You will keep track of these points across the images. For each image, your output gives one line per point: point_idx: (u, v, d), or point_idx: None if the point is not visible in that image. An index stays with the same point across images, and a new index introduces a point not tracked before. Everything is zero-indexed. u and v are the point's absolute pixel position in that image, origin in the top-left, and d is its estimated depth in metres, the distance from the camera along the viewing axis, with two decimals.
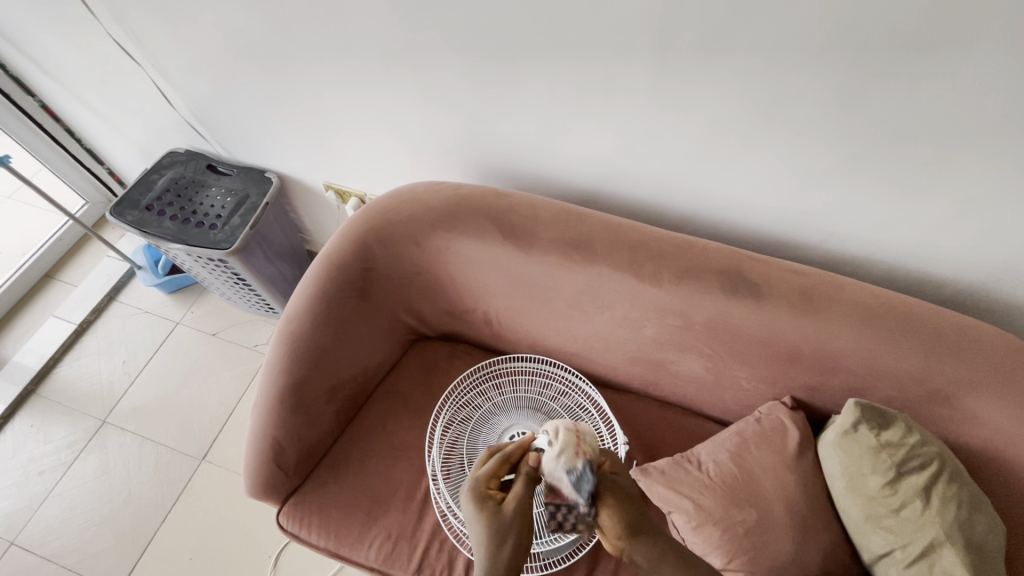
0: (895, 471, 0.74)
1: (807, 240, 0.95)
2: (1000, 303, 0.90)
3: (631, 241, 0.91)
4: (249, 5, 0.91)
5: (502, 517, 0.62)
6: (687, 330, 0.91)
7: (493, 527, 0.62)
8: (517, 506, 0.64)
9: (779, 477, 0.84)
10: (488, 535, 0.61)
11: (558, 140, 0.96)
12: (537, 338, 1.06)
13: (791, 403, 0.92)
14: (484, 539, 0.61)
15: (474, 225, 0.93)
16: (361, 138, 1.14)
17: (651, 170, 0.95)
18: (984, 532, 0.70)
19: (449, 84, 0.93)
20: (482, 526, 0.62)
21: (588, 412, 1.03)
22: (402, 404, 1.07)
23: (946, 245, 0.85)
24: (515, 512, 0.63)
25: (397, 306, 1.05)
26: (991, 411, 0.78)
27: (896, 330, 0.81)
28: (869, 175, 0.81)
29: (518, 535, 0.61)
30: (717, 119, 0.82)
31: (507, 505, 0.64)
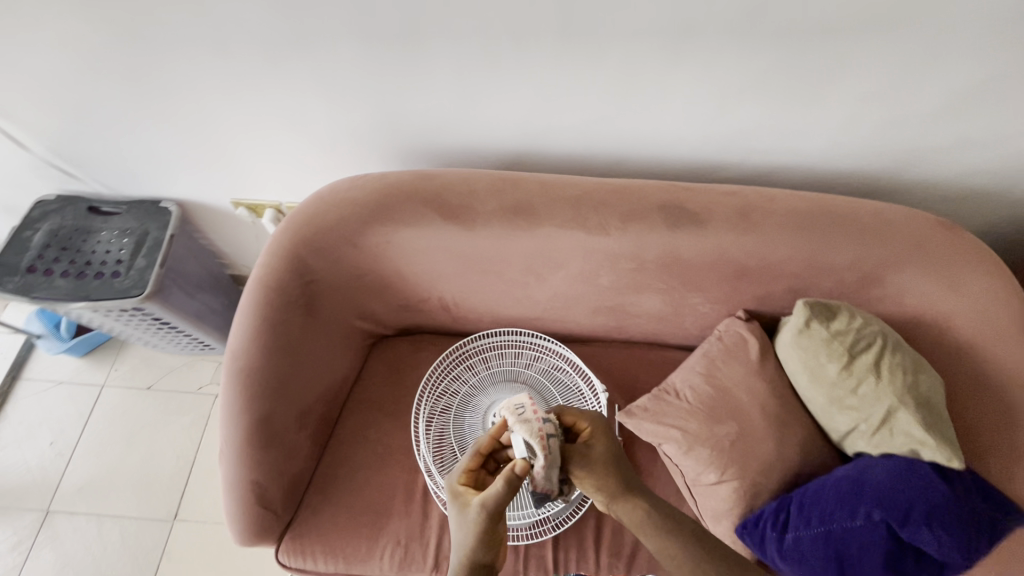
0: (847, 355, 0.80)
1: (732, 161, 0.99)
2: (905, 183, 0.98)
3: (571, 195, 0.89)
4: (96, 15, 0.80)
5: (472, 523, 0.66)
6: (641, 271, 0.94)
7: (466, 534, 0.66)
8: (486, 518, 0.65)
9: (750, 386, 0.90)
10: (464, 540, 0.65)
11: (475, 108, 0.92)
12: (499, 311, 1.05)
13: (745, 315, 0.98)
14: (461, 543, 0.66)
15: (410, 212, 0.88)
16: (263, 144, 1.04)
17: (575, 120, 0.93)
18: (930, 389, 0.78)
19: (348, 69, 0.86)
20: (460, 526, 0.67)
21: (564, 370, 1.05)
22: (378, 410, 1.03)
23: (853, 141, 0.91)
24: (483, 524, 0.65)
25: (349, 313, 0.99)
26: (910, 282, 0.88)
27: (826, 228, 0.87)
28: (778, 87, 0.84)
29: (487, 542, 0.65)
30: (631, 57, 0.81)
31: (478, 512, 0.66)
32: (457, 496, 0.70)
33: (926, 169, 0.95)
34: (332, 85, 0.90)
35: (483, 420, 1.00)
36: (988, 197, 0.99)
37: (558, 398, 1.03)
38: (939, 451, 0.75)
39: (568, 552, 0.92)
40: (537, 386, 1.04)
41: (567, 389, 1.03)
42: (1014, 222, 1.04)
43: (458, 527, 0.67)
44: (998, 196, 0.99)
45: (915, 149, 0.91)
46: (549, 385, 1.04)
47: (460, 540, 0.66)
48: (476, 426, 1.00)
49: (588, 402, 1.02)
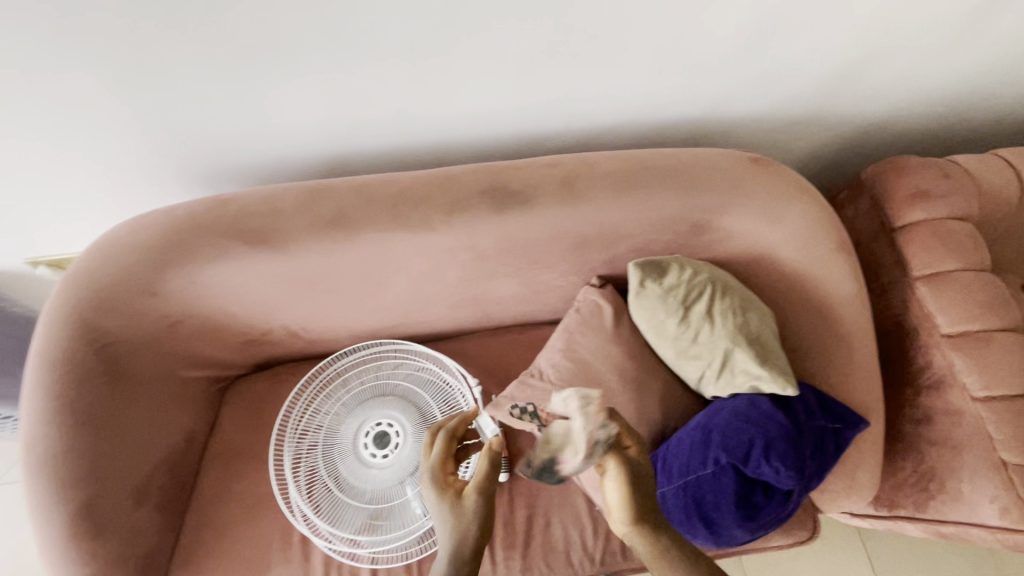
0: (682, 307, 0.81)
1: (557, 130, 0.96)
2: (726, 125, 0.99)
3: (387, 195, 0.83)
4: None
5: (468, 510, 0.58)
6: (482, 258, 0.90)
7: (455, 523, 0.58)
8: (473, 500, 0.59)
9: (608, 354, 0.90)
10: (454, 530, 0.57)
11: (262, 112, 0.83)
12: (353, 326, 0.99)
13: (598, 282, 0.97)
14: (443, 536, 0.57)
15: (207, 246, 0.79)
16: (33, 192, 0.90)
17: (378, 112, 0.86)
18: (759, 325, 0.80)
19: (91, 92, 0.76)
20: (448, 518, 0.59)
21: (429, 370, 1.00)
22: (241, 458, 0.95)
23: (663, 92, 0.90)
24: (476, 508, 0.59)
25: (176, 366, 0.89)
26: (737, 223, 0.89)
27: (650, 184, 0.87)
28: (569, 51, 0.81)
29: (485, 529, 0.58)
30: (404, 38, 0.75)
31: (466, 497, 0.60)
32: (440, 488, 0.61)
33: (738, 108, 0.96)
34: (84, 114, 0.78)
35: (354, 444, 0.94)
36: (803, 125, 1.02)
37: (431, 401, 0.98)
38: (775, 382, 0.77)
39: None
40: (407, 395, 0.99)
41: (434, 387, 0.99)
42: (833, 145, 1.08)
43: (442, 517, 0.59)
44: (811, 124, 1.02)
45: (722, 91, 0.92)
46: (420, 390, 0.99)
47: (447, 533, 0.58)
48: (346, 454, 0.94)
49: (462, 398, 0.97)
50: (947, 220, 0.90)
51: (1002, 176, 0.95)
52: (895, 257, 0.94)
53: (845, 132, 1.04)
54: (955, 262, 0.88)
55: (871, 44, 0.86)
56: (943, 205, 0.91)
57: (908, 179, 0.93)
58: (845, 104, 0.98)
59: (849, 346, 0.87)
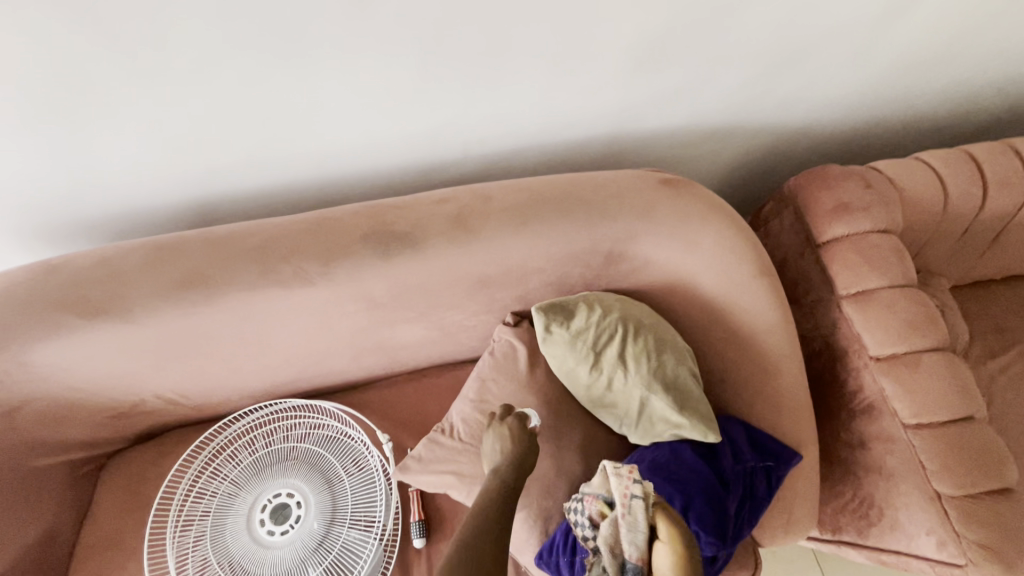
0: (593, 353, 0.74)
1: (454, 158, 0.87)
2: (639, 143, 0.93)
3: (253, 246, 0.73)
4: None
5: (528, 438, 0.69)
6: (375, 307, 0.80)
7: (519, 442, 0.68)
8: (530, 432, 0.70)
9: (523, 402, 0.82)
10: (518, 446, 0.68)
11: (97, 159, 0.72)
12: (242, 387, 0.88)
13: (513, 319, 0.89)
14: (501, 452, 0.68)
15: (37, 321, 0.68)
16: None
17: (238, 151, 0.76)
18: (676, 366, 0.74)
19: None
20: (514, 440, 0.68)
21: (325, 426, 0.92)
22: (118, 548, 0.84)
23: (563, 114, 0.83)
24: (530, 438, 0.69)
25: (24, 452, 0.77)
26: (652, 251, 0.82)
27: (552, 216, 0.79)
28: (446, 77, 0.72)
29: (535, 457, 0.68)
30: (246, 72, 0.65)
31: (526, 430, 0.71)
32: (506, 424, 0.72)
33: (649, 124, 0.89)
34: None
35: (250, 521, 0.84)
36: (721, 138, 0.96)
37: (335, 462, 0.88)
38: (694, 431, 0.71)
39: None
40: (309, 457, 0.89)
41: (333, 444, 0.90)
42: (756, 155, 1.03)
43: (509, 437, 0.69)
44: (729, 135, 0.96)
45: (628, 108, 0.84)
46: (318, 450, 0.90)
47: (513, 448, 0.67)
48: (241, 532, 0.83)
49: (369, 455, 0.89)
50: (869, 234, 0.86)
51: (925, 183, 0.91)
52: (821, 273, 0.89)
53: (764, 142, 0.99)
54: (878, 279, 0.83)
55: (777, 52, 0.80)
56: (866, 219, 0.86)
57: (826, 191, 0.89)
58: (760, 116, 0.92)
59: (776, 374, 0.82)
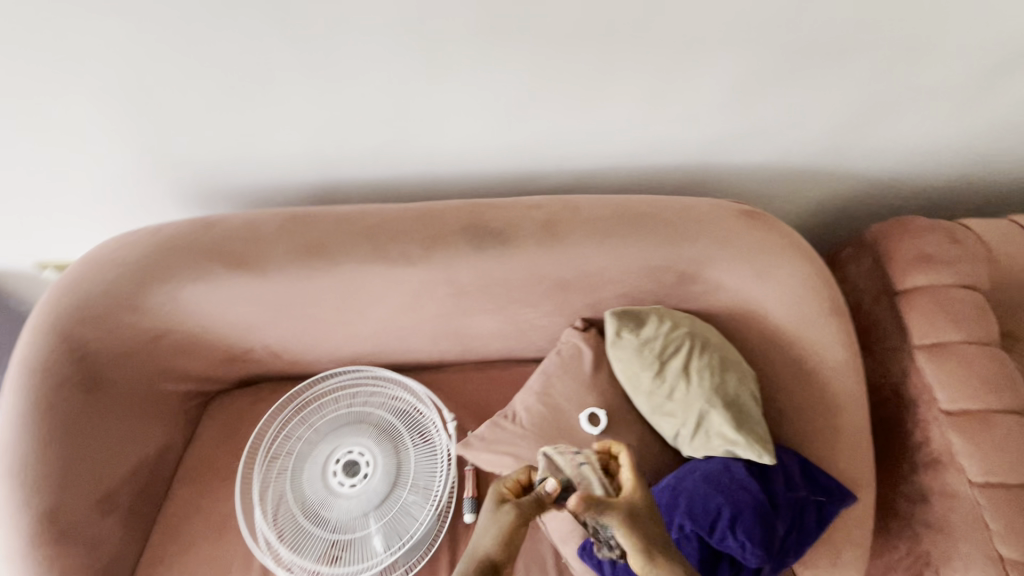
0: (658, 362, 0.78)
1: (547, 169, 0.95)
2: (722, 174, 0.97)
3: (368, 226, 0.84)
4: None
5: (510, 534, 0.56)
6: (461, 294, 0.89)
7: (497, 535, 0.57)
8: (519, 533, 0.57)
9: (583, 401, 0.88)
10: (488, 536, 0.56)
11: (253, 139, 0.86)
12: (332, 350, 0.98)
13: (581, 324, 0.95)
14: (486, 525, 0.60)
15: (190, 265, 0.81)
16: (39, 201, 0.94)
17: (366, 142, 0.87)
18: (738, 385, 0.77)
19: (93, 112, 0.79)
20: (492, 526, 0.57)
21: (403, 400, 1.00)
22: (211, 475, 0.96)
23: (652, 140, 0.90)
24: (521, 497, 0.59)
25: (154, 378, 0.90)
26: (725, 276, 0.86)
27: (633, 232, 0.85)
28: (556, 93, 0.80)
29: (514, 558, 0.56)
30: (390, 76, 0.77)
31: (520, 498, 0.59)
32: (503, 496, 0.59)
33: (733, 158, 0.94)
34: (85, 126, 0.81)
35: (325, 469, 0.95)
36: (806, 177, 0.98)
37: (404, 432, 0.97)
38: (750, 449, 0.74)
39: None
40: (382, 424, 0.98)
41: (408, 418, 0.98)
42: (838, 199, 1.05)
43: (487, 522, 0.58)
44: (815, 175, 0.98)
45: (717, 140, 0.90)
46: (393, 420, 0.98)
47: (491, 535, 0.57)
48: (316, 480, 0.94)
49: (436, 431, 0.96)
50: (950, 287, 0.86)
51: (1016, 245, 0.90)
52: (895, 321, 0.88)
53: (846, 187, 1.01)
54: (956, 333, 0.83)
55: (869, 102, 0.83)
56: (947, 271, 0.86)
57: (911, 240, 0.89)
58: (845, 161, 0.95)
59: (836, 412, 0.83)
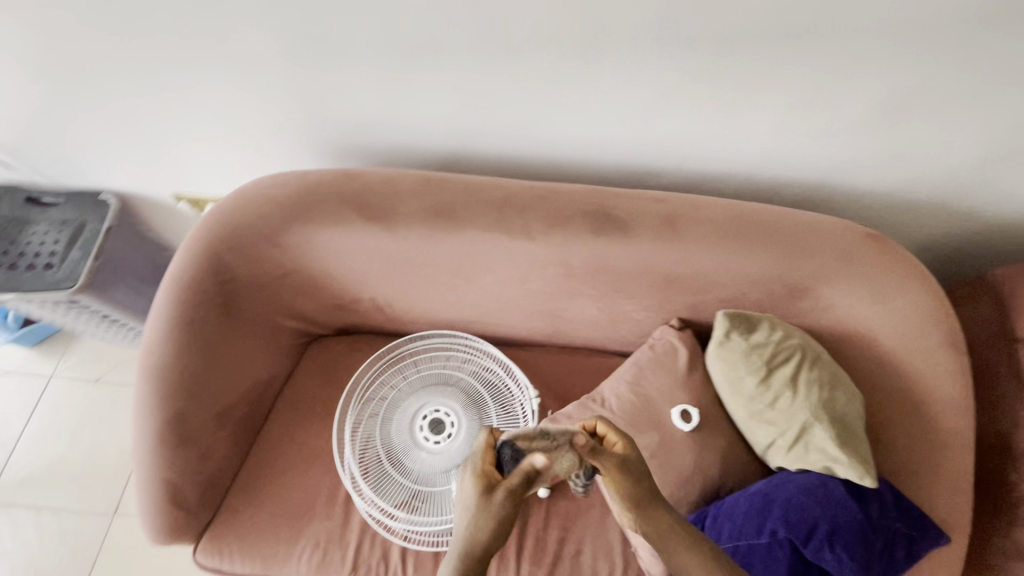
0: (765, 368, 0.79)
1: (667, 168, 0.97)
2: (843, 194, 0.96)
3: (495, 198, 0.88)
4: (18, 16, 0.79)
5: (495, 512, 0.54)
6: (569, 276, 0.91)
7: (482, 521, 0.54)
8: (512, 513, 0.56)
9: (675, 397, 0.89)
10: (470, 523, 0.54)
11: (400, 107, 0.89)
12: (432, 312, 1.03)
13: (678, 323, 0.96)
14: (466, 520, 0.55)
15: (330, 212, 0.87)
16: (194, 138, 1.01)
17: (503, 122, 0.90)
18: (846, 404, 0.76)
19: (263, 65, 0.84)
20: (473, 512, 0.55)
21: (495, 372, 1.02)
22: (306, 411, 1.02)
23: (781, 150, 0.90)
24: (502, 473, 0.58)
25: (275, 312, 0.96)
26: (839, 295, 0.86)
27: (753, 239, 0.86)
28: (704, 94, 0.81)
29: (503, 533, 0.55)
30: (546, 62, 0.79)
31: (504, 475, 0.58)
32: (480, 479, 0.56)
33: (860, 179, 0.93)
34: (252, 78, 0.86)
35: (412, 423, 0.99)
36: (930, 210, 0.96)
37: (489, 402, 1.00)
38: (852, 469, 0.73)
39: None
40: (469, 391, 1.01)
41: (496, 390, 1.01)
42: (958, 236, 1.02)
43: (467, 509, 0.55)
44: (941, 208, 0.96)
45: (849, 159, 0.89)
46: (481, 389, 1.01)
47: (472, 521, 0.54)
48: (403, 431, 0.98)
49: (519, 407, 0.99)
50: None
51: None
52: (1011, 367, 0.86)
53: (971, 224, 0.98)
54: None
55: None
56: None
57: None
58: (978, 197, 0.92)
59: (940, 450, 0.81)
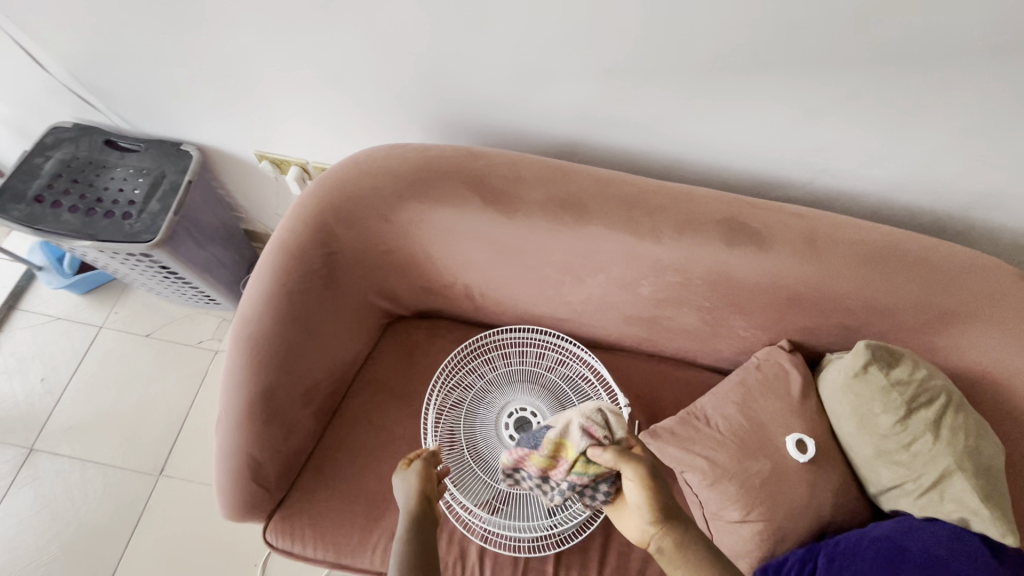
0: (906, 408, 0.74)
1: (797, 181, 0.91)
2: (982, 229, 0.90)
3: (624, 196, 0.82)
4: None
5: (415, 472, 0.74)
6: (687, 285, 0.86)
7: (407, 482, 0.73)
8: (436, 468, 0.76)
9: (788, 425, 0.83)
10: (406, 488, 0.72)
11: (533, 87, 0.83)
12: (525, 307, 0.97)
13: (788, 346, 0.90)
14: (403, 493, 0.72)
15: (449, 192, 0.82)
16: (295, 96, 0.95)
17: (638, 115, 0.84)
18: (990, 455, 0.72)
19: (398, 27, 0.77)
20: (401, 485, 0.73)
21: (589, 380, 0.97)
22: (384, 396, 0.97)
23: (934, 177, 0.83)
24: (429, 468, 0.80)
25: (369, 291, 0.92)
26: (977, 337, 0.81)
27: (895, 268, 0.80)
28: (874, 107, 0.75)
29: (429, 484, 0.73)
30: (712, 55, 0.72)
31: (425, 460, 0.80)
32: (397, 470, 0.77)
33: (1007, 216, 0.87)
34: (381, 39, 0.80)
35: (497, 418, 0.94)
36: None
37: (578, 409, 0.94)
38: (994, 525, 0.69)
39: (569, 571, 0.88)
40: (557, 390, 0.96)
41: (588, 400, 0.95)
42: None
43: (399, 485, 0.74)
44: None
45: (1005, 194, 0.83)
46: (571, 395, 0.95)
47: (407, 491, 0.72)
48: (488, 425, 0.93)
49: None
50: None
51: None
52: None
53: None
54: None
55: None
56: None
57: None
58: None
59: None
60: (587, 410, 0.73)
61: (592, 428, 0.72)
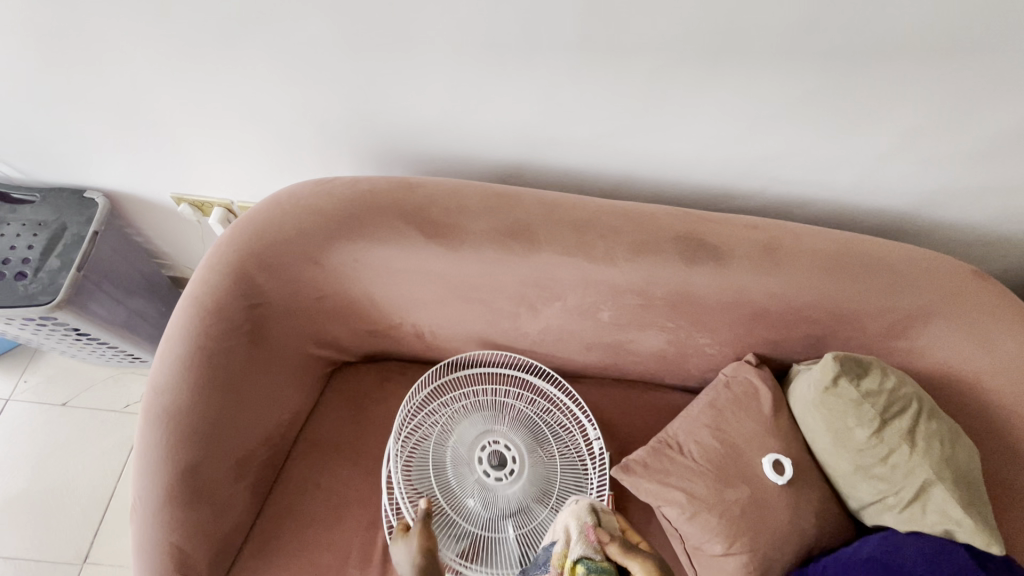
0: (879, 419, 0.71)
1: (749, 191, 0.89)
2: (929, 225, 0.91)
3: (575, 219, 0.77)
4: None
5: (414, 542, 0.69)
6: (648, 307, 0.81)
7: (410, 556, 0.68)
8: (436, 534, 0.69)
9: (764, 444, 0.79)
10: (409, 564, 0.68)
11: (470, 109, 0.77)
12: (481, 342, 0.91)
13: (754, 360, 0.87)
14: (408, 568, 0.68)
15: (386, 227, 0.75)
16: (210, 132, 0.87)
17: (581, 133, 0.80)
18: (966, 461, 0.70)
19: (316, 53, 0.71)
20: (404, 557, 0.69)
21: (569, 431, 0.89)
22: (333, 453, 0.88)
23: (880, 178, 0.83)
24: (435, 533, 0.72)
25: (305, 340, 0.84)
26: (939, 337, 0.79)
27: (852, 274, 0.78)
28: (819, 111, 0.74)
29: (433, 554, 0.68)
30: (652, 70, 0.70)
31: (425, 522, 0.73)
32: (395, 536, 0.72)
33: (951, 212, 0.87)
34: (299, 68, 0.73)
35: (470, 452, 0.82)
36: (1017, 243, 0.91)
37: (557, 458, 0.86)
38: (977, 535, 0.66)
39: None
40: (534, 424, 0.88)
41: (564, 448, 0.87)
42: None
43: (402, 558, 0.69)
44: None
45: (948, 190, 0.83)
46: (551, 442, 0.87)
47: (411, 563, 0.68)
48: (462, 459, 0.83)
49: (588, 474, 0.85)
50: None
51: None
52: None
53: None
54: None
55: None
56: None
57: None
58: None
59: None
60: (580, 509, 0.67)
61: (590, 527, 0.64)
